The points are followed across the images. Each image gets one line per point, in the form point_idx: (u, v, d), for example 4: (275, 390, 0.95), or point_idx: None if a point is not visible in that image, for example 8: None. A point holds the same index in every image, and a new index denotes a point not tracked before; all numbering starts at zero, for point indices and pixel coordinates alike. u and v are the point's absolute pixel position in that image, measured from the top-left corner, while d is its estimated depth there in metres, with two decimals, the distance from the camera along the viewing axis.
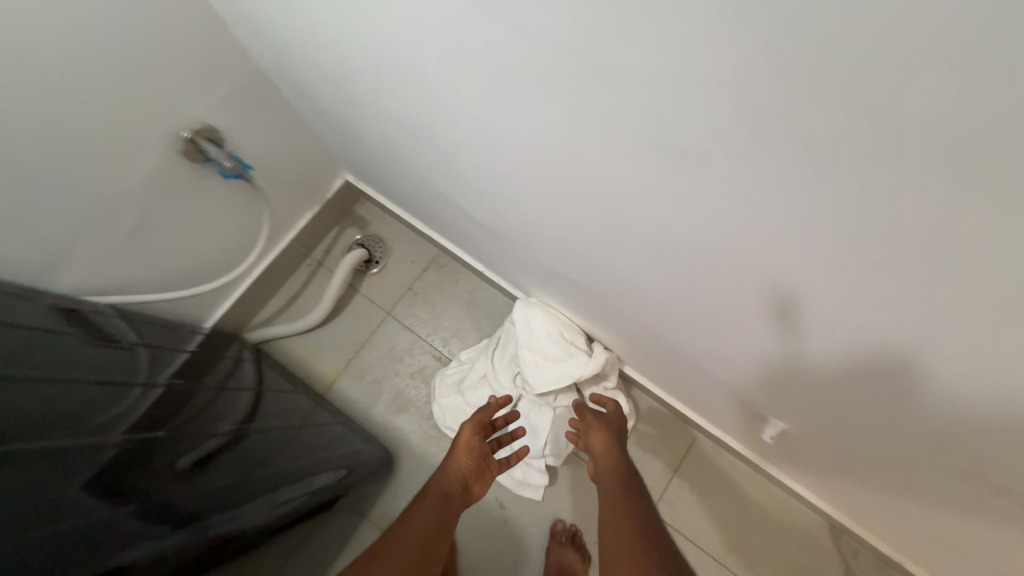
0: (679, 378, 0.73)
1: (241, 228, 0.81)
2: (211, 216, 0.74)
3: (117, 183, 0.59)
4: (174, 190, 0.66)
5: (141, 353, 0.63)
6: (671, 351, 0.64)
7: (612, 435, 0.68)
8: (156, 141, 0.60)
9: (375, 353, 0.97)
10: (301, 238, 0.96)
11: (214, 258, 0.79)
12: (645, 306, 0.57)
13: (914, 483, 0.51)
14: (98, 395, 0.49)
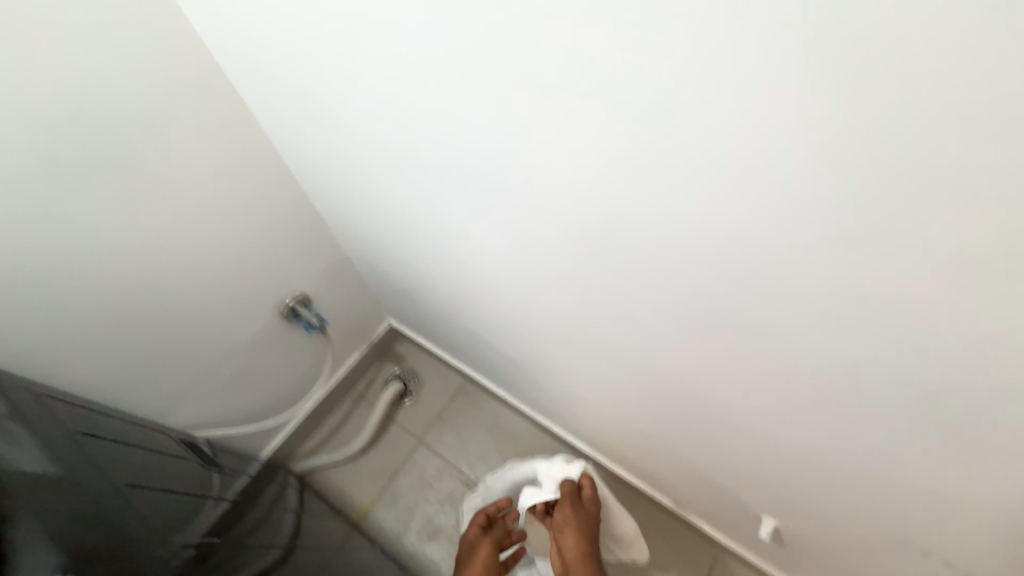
0: (690, 493, 0.80)
1: (305, 369, 0.98)
2: (287, 360, 0.92)
3: (231, 338, 0.79)
4: (267, 342, 0.86)
5: (214, 477, 0.76)
6: (676, 465, 0.73)
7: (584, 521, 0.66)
8: (264, 307, 0.81)
9: (407, 480, 1.05)
10: (349, 374, 1.13)
11: (279, 396, 0.95)
12: (645, 424, 0.69)
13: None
14: (179, 513, 0.60)
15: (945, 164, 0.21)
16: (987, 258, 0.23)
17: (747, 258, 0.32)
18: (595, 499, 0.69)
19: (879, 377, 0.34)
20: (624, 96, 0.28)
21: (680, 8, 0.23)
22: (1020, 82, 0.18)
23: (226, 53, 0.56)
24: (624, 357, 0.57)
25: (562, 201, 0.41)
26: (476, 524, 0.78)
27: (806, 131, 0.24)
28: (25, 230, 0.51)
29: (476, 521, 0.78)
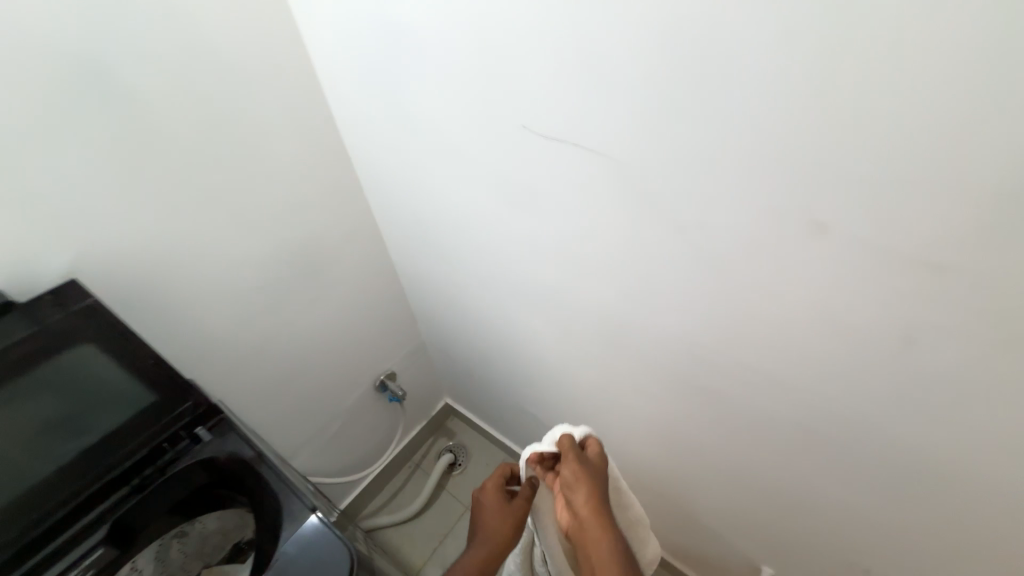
0: (706, 561, 0.90)
1: (379, 436, 1.20)
2: (369, 425, 1.15)
3: (337, 404, 1.04)
4: (360, 409, 1.10)
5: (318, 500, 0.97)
6: (690, 529, 0.86)
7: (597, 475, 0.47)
8: (364, 380, 1.08)
9: (454, 544, 1.19)
10: (410, 444, 1.33)
11: (357, 458, 1.16)
12: (659, 489, 0.85)
13: None
14: None
15: (773, 318, 0.44)
16: (813, 362, 0.44)
17: (698, 356, 0.54)
18: (602, 452, 0.49)
19: (796, 438, 0.52)
20: (619, 269, 0.54)
21: (639, 240, 0.49)
22: (787, 286, 0.41)
23: (380, 214, 0.89)
24: (636, 426, 0.76)
25: (589, 316, 0.65)
26: (487, 485, 0.59)
27: (709, 296, 0.47)
28: (246, 329, 0.79)
29: (491, 485, 0.58)
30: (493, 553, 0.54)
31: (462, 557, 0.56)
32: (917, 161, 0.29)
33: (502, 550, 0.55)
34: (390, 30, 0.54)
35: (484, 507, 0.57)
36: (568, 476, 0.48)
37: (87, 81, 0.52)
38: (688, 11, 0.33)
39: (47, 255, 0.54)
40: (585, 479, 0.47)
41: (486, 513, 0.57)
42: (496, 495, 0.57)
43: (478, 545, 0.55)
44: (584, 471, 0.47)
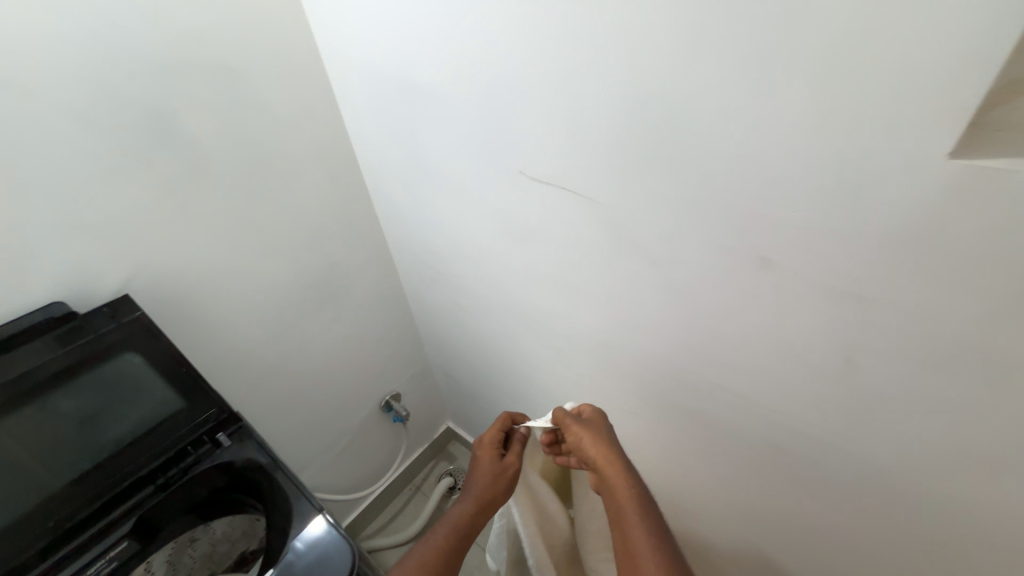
0: None
1: (383, 456, 1.24)
2: (373, 444, 1.19)
3: (346, 422, 1.09)
4: (365, 427, 1.14)
5: None
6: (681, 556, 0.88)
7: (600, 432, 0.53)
8: (370, 400, 1.12)
9: None
10: (411, 466, 1.36)
11: (360, 476, 1.19)
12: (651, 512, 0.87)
13: None
14: None
15: (740, 340, 0.49)
16: (777, 380, 0.49)
17: (679, 376, 0.59)
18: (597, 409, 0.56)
19: (769, 454, 0.56)
20: (605, 296, 0.60)
21: (622, 271, 0.55)
22: (749, 312, 0.46)
23: (393, 243, 0.97)
24: (630, 447, 0.80)
25: (582, 340, 0.70)
26: (483, 441, 0.59)
27: (684, 320, 0.53)
28: (268, 344, 0.85)
29: (489, 439, 0.59)
30: (483, 510, 0.54)
31: (451, 508, 0.54)
32: (834, 211, 0.36)
33: (489, 508, 0.54)
34: (410, 88, 0.63)
35: (478, 462, 0.58)
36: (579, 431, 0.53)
37: (155, 128, 0.61)
38: (651, 86, 0.40)
39: (106, 275, 0.62)
40: (599, 434, 0.52)
41: (483, 466, 0.57)
42: (495, 450, 0.58)
43: (469, 499, 0.54)
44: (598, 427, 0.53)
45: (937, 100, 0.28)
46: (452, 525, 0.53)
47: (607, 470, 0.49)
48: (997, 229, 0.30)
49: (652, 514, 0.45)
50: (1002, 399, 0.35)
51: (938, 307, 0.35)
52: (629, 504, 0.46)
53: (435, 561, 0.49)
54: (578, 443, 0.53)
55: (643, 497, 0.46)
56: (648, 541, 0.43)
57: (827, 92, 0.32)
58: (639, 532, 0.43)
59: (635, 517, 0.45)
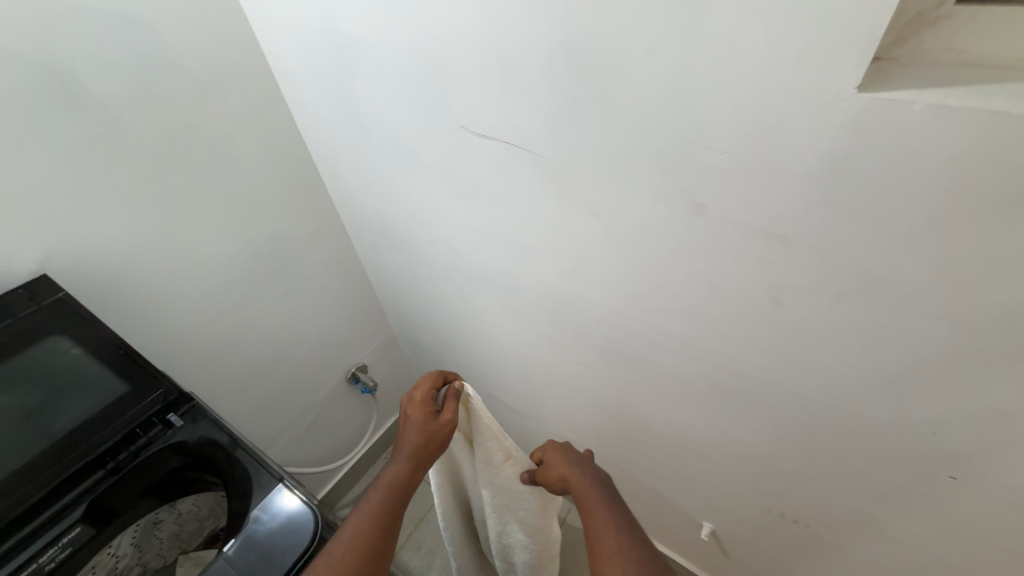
0: (659, 527, 0.97)
1: (353, 427, 1.25)
2: (341, 417, 1.19)
3: (310, 397, 1.08)
4: (332, 400, 1.14)
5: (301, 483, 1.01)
6: (643, 497, 0.93)
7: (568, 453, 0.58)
8: (334, 373, 1.11)
9: (429, 527, 1.23)
10: (384, 436, 1.37)
11: (330, 449, 1.20)
12: (611, 459, 0.92)
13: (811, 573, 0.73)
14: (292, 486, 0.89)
15: (678, 286, 0.51)
16: (713, 322, 0.52)
17: (626, 326, 0.61)
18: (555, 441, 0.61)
19: (710, 393, 0.60)
20: (552, 253, 0.61)
21: (566, 225, 0.56)
22: (685, 258, 0.48)
23: (343, 211, 0.94)
24: (588, 400, 0.83)
25: (536, 299, 0.71)
26: (414, 397, 0.59)
27: (627, 270, 0.54)
28: (217, 321, 0.82)
29: (420, 394, 0.59)
30: (421, 465, 0.54)
31: (386, 468, 0.54)
32: (756, 153, 0.37)
33: (425, 461, 0.55)
34: (342, 43, 0.59)
35: (410, 419, 0.57)
36: (555, 453, 0.59)
37: (57, 90, 0.55)
38: (582, 29, 0.39)
39: (19, 254, 0.57)
40: (569, 457, 0.58)
41: (415, 422, 0.56)
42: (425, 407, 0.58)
43: (403, 457, 0.54)
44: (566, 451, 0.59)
45: (841, 34, 0.29)
46: (386, 484, 0.53)
47: (575, 478, 0.54)
48: (899, 161, 0.31)
49: (615, 503, 0.49)
50: (904, 323, 0.39)
51: (850, 241, 0.37)
52: (593, 497, 0.50)
53: (372, 526, 0.49)
54: (550, 463, 0.58)
55: (606, 493, 0.51)
56: (610, 517, 0.46)
57: (744, 31, 0.32)
58: (601, 514, 0.47)
59: (598, 506, 0.48)
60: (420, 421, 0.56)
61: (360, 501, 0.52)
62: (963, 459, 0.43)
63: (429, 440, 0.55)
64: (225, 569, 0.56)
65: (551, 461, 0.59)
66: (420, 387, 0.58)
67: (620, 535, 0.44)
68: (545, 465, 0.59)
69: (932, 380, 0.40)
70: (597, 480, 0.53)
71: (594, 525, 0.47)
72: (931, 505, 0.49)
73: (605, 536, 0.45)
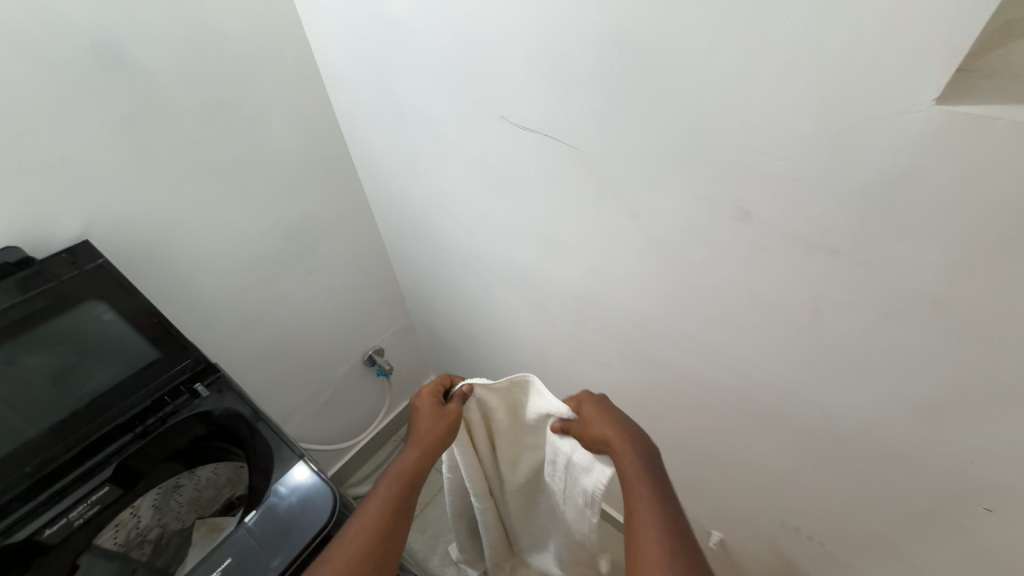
0: None
1: (366, 408, 1.26)
2: (355, 397, 1.21)
3: (327, 375, 1.09)
4: (348, 380, 1.15)
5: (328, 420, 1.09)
6: None
7: (609, 408, 0.51)
8: (352, 355, 1.13)
9: (435, 512, 1.24)
10: (395, 419, 1.39)
11: (342, 428, 1.22)
12: None
13: None
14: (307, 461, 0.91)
15: (712, 292, 0.50)
16: (744, 331, 0.51)
17: (653, 328, 0.61)
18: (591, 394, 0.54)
19: (732, 401, 0.59)
20: (583, 249, 0.60)
21: (600, 225, 0.55)
22: (722, 264, 0.47)
23: (372, 194, 0.94)
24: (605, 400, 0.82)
25: (561, 295, 0.71)
26: (423, 392, 0.58)
27: (659, 272, 0.54)
28: (243, 296, 0.83)
29: (427, 388, 0.58)
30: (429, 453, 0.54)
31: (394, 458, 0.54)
32: (813, 160, 0.35)
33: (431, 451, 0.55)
34: (384, 25, 0.59)
35: (419, 410, 0.57)
36: (594, 413, 0.51)
37: (104, 60, 0.56)
38: (639, 23, 0.38)
39: (63, 219, 0.58)
40: (608, 413, 0.50)
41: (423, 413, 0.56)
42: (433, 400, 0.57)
43: (411, 447, 0.55)
44: (604, 406, 0.51)
45: (923, 40, 0.27)
46: (394, 476, 0.53)
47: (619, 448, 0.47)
48: (973, 177, 0.30)
49: (662, 492, 0.45)
50: (954, 348, 0.37)
51: (906, 259, 0.35)
52: (636, 479, 0.45)
53: (380, 519, 0.50)
54: (589, 422, 0.50)
55: (649, 469, 0.46)
56: (653, 523, 0.43)
57: (816, 30, 0.30)
58: (644, 510, 0.44)
59: (643, 496, 0.45)
60: (429, 413, 0.56)
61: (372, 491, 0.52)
62: (1000, 492, 0.42)
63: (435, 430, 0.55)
64: (243, 542, 0.57)
65: (590, 421, 0.50)
66: (432, 381, 0.58)
67: (661, 550, 0.41)
68: (583, 422, 0.51)
69: (979, 409, 0.39)
70: (644, 449, 0.47)
71: (636, 523, 0.44)
72: (961, 537, 0.48)
73: (646, 545, 0.42)
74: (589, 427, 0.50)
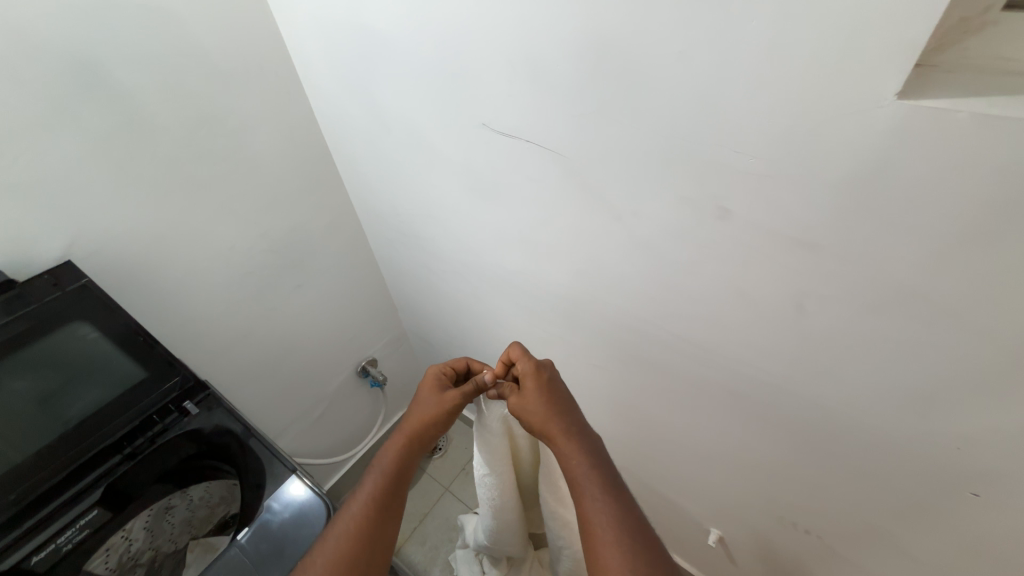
0: (665, 532, 0.97)
1: (361, 420, 1.25)
2: (350, 409, 1.20)
3: (321, 388, 1.08)
4: (341, 392, 1.15)
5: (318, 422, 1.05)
6: (649, 500, 0.93)
7: (550, 391, 0.53)
8: (344, 367, 1.12)
9: (434, 522, 1.23)
10: (391, 430, 1.38)
11: (337, 441, 1.21)
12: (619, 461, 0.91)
13: None
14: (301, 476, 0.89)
15: (697, 290, 0.51)
16: (730, 327, 0.51)
17: (642, 327, 0.61)
18: (528, 363, 0.54)
19: (722, 398, 0.60)
20: (568, 253, 0.61)
21: (584, 227, 0.56)
22: (705, 263, 0.48)
23: (359, 205, 0.95)
24: (598, 401, 0.82)
25: (550, 299, 0.71)
26: (428, 374, 0.59)
27: (644, 272, 0.54)
28: (232, 311, 0.83)
29: (432, 370, 0.59)
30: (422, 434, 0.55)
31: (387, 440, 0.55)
32: (788, 159, 0.36)
33: (425, 432, 0.55)
34: (366, 37, 0.59)
35: (421, 393, 0.58)
36: (534, 399, 0.52)
37: (83, 79, 0.55)
38: (611, 29, 0.38)
39: (44, 240, 0.58)
40: (550, 399, 0.52)
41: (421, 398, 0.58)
42: (437, 384, 0.59)
43: (403, 429, 0.56)
44: (548, 388, 0.53)
45: (881, 39, 0.28)
46: (384, 467, 0.53)
47: (558, 438, 0.49)
48: (943, 167, 0.30)
49: (614, 490, 0.46)
50: (934, 336, 0.38)
51: (880, 251, 0.36)
52: (586, 479, 0.46)
53: (366, 514, 0.49)
54: (529, 406, 0.52)
55: (599, 468, 0.47)
56: (606, 518, 0.43)
57: (782, 31, 0.31)
58: (596, 508, 0.44)
59: (595, 496, 0.45)
60: (431, 398, 0.57)
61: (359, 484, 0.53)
62: (986, 477, 0.42)
63: (431, 413, 0.56)
64: (237, 560, 0.56)
65: (529, 407, 0.52)
66: (437, 365, 0.60)
67: (620, 548, 0.41)
68: (523, 405, 0.53)
69: (959, 395, 0.39)
70: (590, 447, 0.49)
71: (589, 521, 0.44)
72: (951, 523, 0.48)
73: (604, 547, 0.42)
74: (523, 412, 0.53)
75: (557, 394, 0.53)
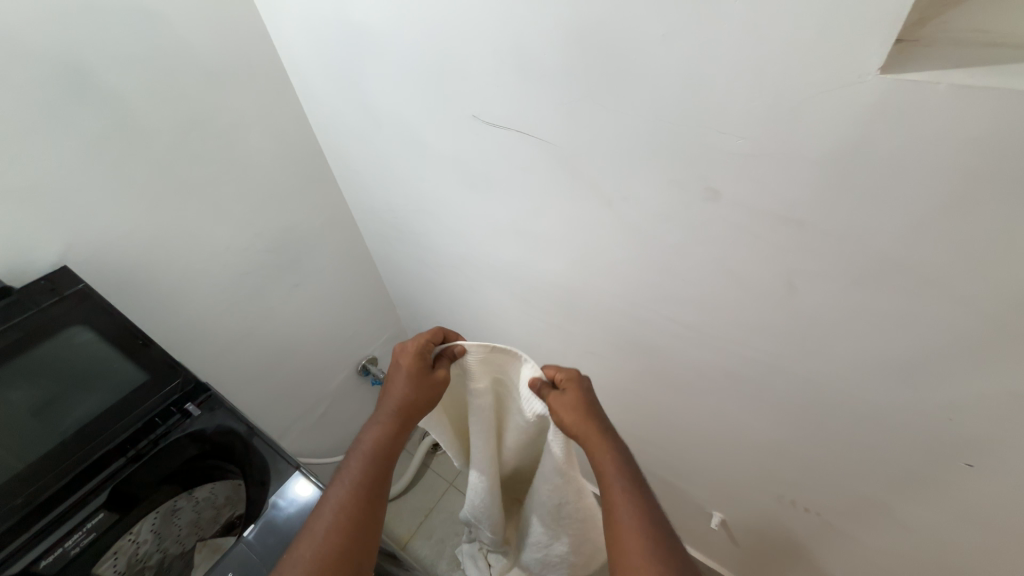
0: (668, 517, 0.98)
1: (363, 418, 1.26)
2: (351, 408, 1.21)
3: (321, 387, 1.09)
4: (342, 391, 1.15)
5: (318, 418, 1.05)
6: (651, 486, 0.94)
7: (586, 391, 0.50)
8: (343, 366, 1.13)
9: (440, 517, 1.24)
10: None
11: (340, 439, 1.21)
12: None
13: (821, 559, 0.73)
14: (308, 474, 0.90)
15: (690, 273, 0.51)
16: (723, 309, 0.52)
17: (636, 313, 0.62)
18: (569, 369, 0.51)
19: (718, 380, 0.60)
20: (561, 241, 0.61)
21: (576, 215, 0.56)
22: (695, 245, 0.48)
23: (353, 203, 0.95)
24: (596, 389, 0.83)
25: (545, 289, 0.72)
26: (408, 349, 0.55)
27: (637, 258, 0.55)
28: (230, 312, 0.83)
29: (413, 345, 0.55)
30: (407, 419, 0.54)
31: (371, 424, 0.54)
32: (772, 137, 0.37)
33: (410, 417, 0.54)
34: (353, 32, 0.59)
35: (401, 370, 0.55)
36: (573, 401, 0.49)
37: (72, 84, 0.55)
38: (595, 13, 0.39)
39: (40, 246, 0.58)
40: (584, 398, 0.49)
41: (403, 376, 0.54)
42: (418, 359, 0.55)
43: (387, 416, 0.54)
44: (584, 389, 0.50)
45: (859, 15, 0.29)
46: (368, 451, 0.53)
47: (591, 435, 0.48)
48: (927, 139, 0.31)
49: (640, 489, 0.45)
50: (923, 309, 0.38)
51: (866, 226, 0.37)
52: (618, 481, 0.45)
53: (354, 503, 0.50)
54: (563, 410, 0.49)
55: (628, 470, 0.46)
56: (632, 513, 0.44)
57: (763, 9, 0.31)
58: (625, 508, 0.44)
59: (624, 496, 0.45)
60: (411, 380, 0.54)
61: (344, 470, 0.52)
62: (978, 445, 0.43)
63: (413, 397, 0.54)
64: (244, 555, 0.57)
65: (567, 407, 0.49)
66: (416, 340, 0.55)
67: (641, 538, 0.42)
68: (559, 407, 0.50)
69: (948, 366, 0.40)
70: (620, 446, 0.48)
71: (617, 520, 0.44)
72: (945, 492, 0.49)
73: (629, 543, 0.42)
74: (558, 414, 0.49)
75: (593, 397, 0.50)
